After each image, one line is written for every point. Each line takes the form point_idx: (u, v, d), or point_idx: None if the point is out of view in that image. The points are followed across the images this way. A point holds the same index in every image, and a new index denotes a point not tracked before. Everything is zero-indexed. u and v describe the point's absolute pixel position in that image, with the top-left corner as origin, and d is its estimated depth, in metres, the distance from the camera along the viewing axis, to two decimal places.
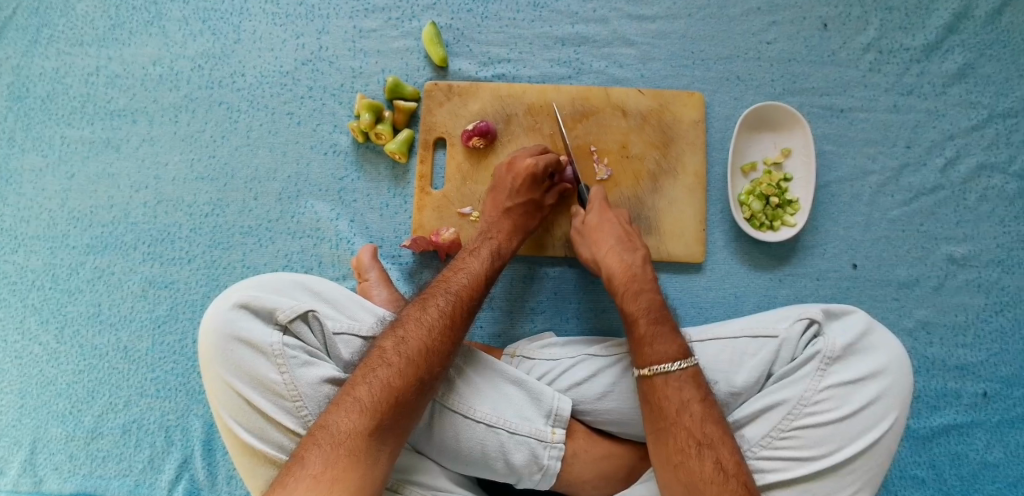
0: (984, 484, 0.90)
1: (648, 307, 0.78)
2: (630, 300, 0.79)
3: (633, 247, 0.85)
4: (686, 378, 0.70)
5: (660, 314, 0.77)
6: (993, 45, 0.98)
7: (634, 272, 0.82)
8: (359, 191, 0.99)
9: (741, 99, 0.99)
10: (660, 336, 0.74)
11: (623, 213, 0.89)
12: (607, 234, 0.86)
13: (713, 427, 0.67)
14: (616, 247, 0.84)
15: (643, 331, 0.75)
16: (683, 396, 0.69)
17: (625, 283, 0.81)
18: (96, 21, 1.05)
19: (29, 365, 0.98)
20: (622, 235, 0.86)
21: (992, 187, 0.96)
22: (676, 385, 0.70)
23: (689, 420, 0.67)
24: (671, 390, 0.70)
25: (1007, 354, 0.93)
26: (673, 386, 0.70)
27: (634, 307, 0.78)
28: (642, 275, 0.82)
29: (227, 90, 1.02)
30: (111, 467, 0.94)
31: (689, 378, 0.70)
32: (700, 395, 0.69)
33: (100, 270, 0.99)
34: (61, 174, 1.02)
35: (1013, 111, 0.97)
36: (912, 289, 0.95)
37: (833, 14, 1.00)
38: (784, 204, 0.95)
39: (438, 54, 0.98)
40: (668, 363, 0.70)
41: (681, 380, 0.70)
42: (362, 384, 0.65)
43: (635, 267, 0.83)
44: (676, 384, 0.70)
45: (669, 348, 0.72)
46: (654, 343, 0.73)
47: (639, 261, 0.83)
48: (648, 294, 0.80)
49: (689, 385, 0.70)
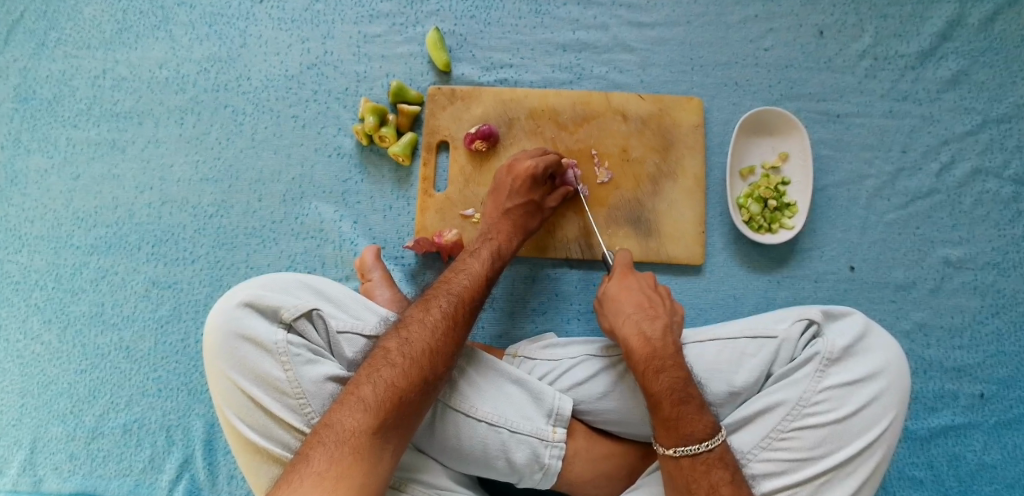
0: (982, 485, 0.91)
1: (672, 387, 0.71)
2: (652, 380, 0.73)
3: (654, 316, 0.79)
4: (715, 460, 0.67)
5: (685, 395, 0.71)
6: (986, 52, 1.00)
7: (654, 347, 0.75)
8: (363, 193, 1.00)
9: (739, 104, 1.01)
10: (686, 418, 0.69)
11: (645, 279, 0.85)
12: (625, 305, 0.81)
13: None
14: (634, 315, 0.79)
15: (668, 413, 0.70)
16: (712, 480, 0.66)
17: (646, 359, 0.75)
18: (102, 25, 1.06)
19: (31, 365, 0.98)
20: (641, 305, 0.80)
21: (987, 191, 0.97)
22: (703, 468, 0.67)
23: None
24: (699, 472, 0.67)
25: (1004, 355, 0.94)
26: (701, 468, 0.67)
27: (657, 388, 0.72)
28: (663, 350, 0.75)
29: (233, 94, 1.04)
30: (112, 467, 0.94)
31: (717, 460, 0.67)
32: (728, 476, 0.66)
33: (104, 270, 1.00)
34: (66, 175, 1.03)
35: (1008, 117, 0.98)
36: (909, 291, 0.96)
37: (829, 22, 1.02)
38: (781, 207, 0.96)
39: (442, 59, 1.00)
40: (696, 445, 0.67)
41: (709, 461, 0.67)
42: (366, 383, 0.65)
43: (655, 339, 0.76)
44: (703, 466, 0.67)
45: (697, 428, 0.69)
46: (681, 425, 0.69)
47: (660, 332, 0.77)
48: (673, 371, 0.73)
49: (717, 468, 0.67)
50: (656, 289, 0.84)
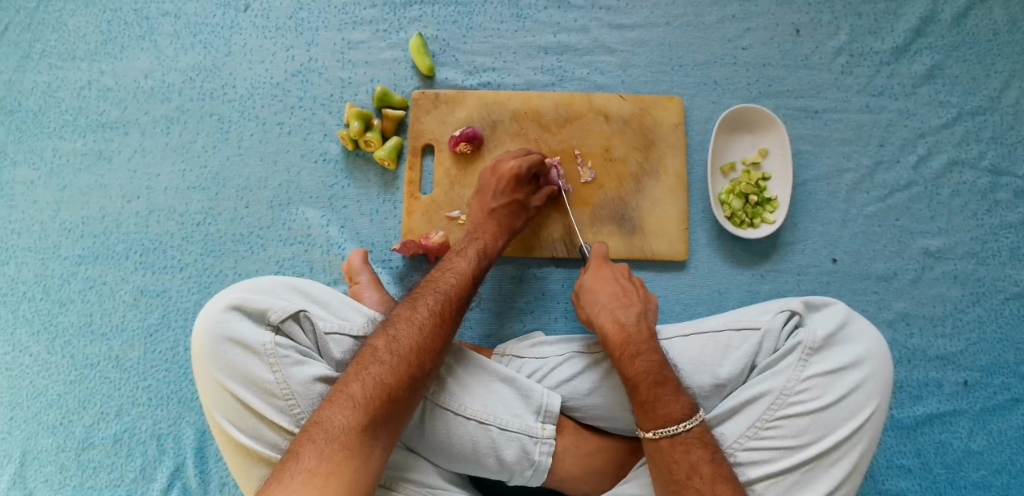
0: (969, 471, 0.92)
1: (648, 370, 0.73)
2: (628, 364, 0.75)
3: (628, 304, 0.81)
4: (693, 440, 0.69)
5: (661, 377, 0.73)
6: (959, 47, 1.02)
7: (629, 332, 0.78)
8: (350, 198, 1.01)
9: (719, 102, 1.02)
10: (664, 399, 0.71)
11: (622, 269, 0.87)
12: (602, 294, 0.83)
13: (725, 487, 0.66)
14: (609, 304, 0.82)
15: (645, 396, 0.72)
16: (692, 459, 0.68)
17: (620, 345, 0.77)
18: (87, 37, 1.07)
19: (19, 377, 0.98)
20: (616, 294, 0.83)
21: (964, 182, 0.99)
22: (683, 448, 0.69)
23: (700, 482, 0.66)
24: (679, 452, 0.69)
25: (985, 343, 0.96)
26: (681, 448, 0.69)
27: (633, 371, 0.74)
28: (638, 335, 0.78)
29: (219, 102, 1.05)
30: (103, 477, 0.94)
31: (696, 439, 0.69)
32: (708, 455, 0.68)
33: (92, 280, 1.00)
34: (53, 186, 1.03)
35: (982, 109, 1.00)
36: (891, 282, 0.97)
37: (805, 20, 1.04)
38: (763, 202, 0.98)
39: (425, 63, 1.01)
40: (673, 425, 0.69)
41: (688, 442, 0.69)
42: (355, 382, 0.66)
43: (629, 325, 0.78)
44: (683, 446, 0.69)
45: (675, 409, 0.70)
46: (658, 407, 0.71)
47: (634, 318, 0.79)
48: (648, 355, 0.75)
49: (697, 447, 0.69)
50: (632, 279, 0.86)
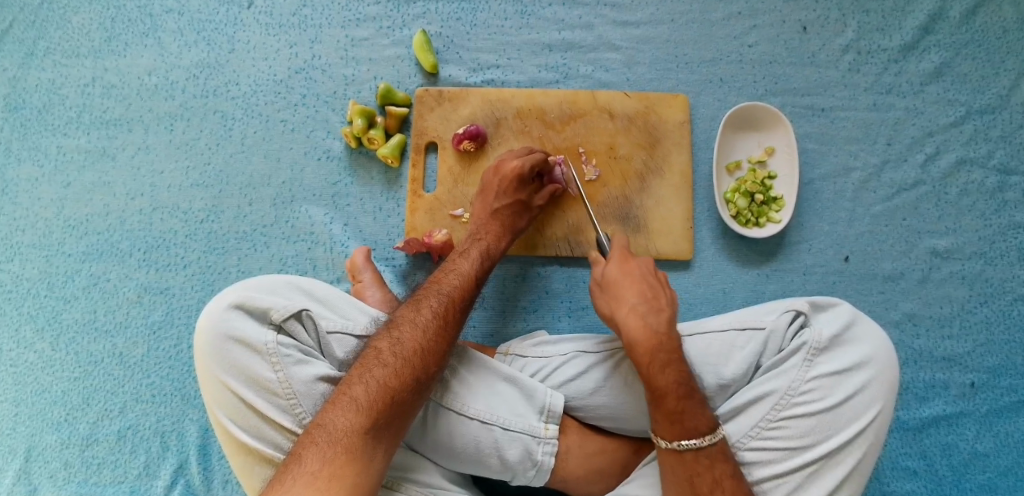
0: (975, 474, 0.91)
1: (677, 382, 0.71)
2: (658, 374, 0.71)
3: (658, 306, 0.77)
4: (717, 453, 0.69)
5: (689, 388, 0.71)
6: (968, 44, 1.01)
7: (661, 340, 0.73)
8: (353, 196, 1.01)
9: (724, 100, 1.01)
10: (691, 412, 0.70)
11: (647, 263, 0.83)
12: (629, 293, 0.78)
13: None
14: (639, 306, 0.77)
15: (672, 408, 0.70)
16: (715, 474, 0.69)
17: (650, 353, 0.73)
18: (91, 34, 1.07)
19: (24, 373, 0.98)
20: (646, 294, 0.78)
21: (972, 182, 0.98)
22: (707, 462, 0.69)
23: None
24: (702, 466, 0.69)
25: (993, 344, 0.95)
26: (704, 463, 0.69)
27: (663, 382, 0.71)
28: (669, 343, 0.74)
29: (222, 99, 1.04)
30: (106, 474, 0.94)
31: (718, 452, 0.69)
32: (729, 469, 0.69)
33: (96, 277, 1.00)
34: (58, 183, 1.03)
35: (991, 107, 0.99)
36: (897, 282, 0.96)
37: (812, 17, 1.03)
38: (768, 201, 0.97)
39: (429, 61, 1.01)
40: (700, 440, 0.69)
41: (711, 455, 0.69)
42: (358, 384, 0.66)
43: (661, 332, 0.74)
44: (706, 460, 0.69)
45: (702, 422, 0.70)
46: (686, 419, 0.69)
47: (665, 324, 0.75)
48: (677, 364, 0.72)
49: (718, 460, 0.69)
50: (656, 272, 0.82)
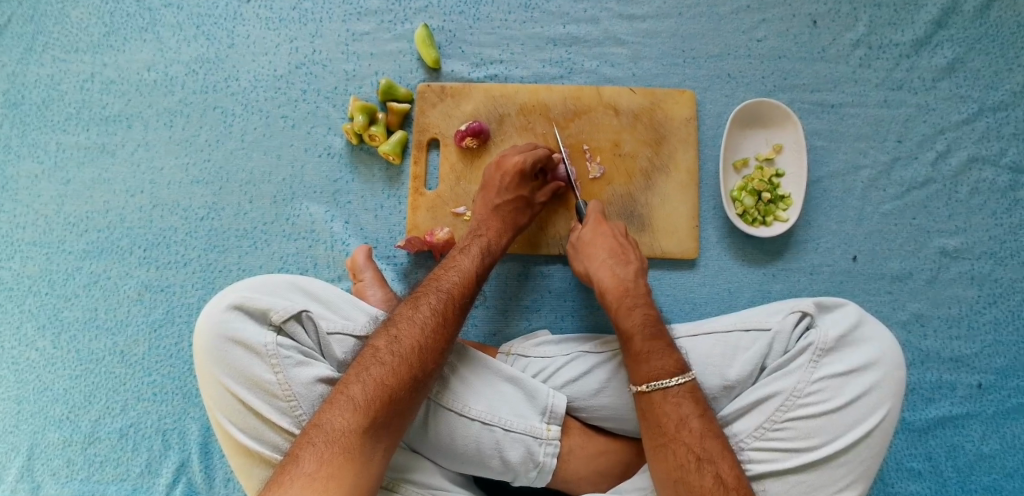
0: (981, 476, 0.90)
1: (643, 322, 0.76)
2: (625, 316, 0.77)
3: (626, 260, 0.83)
4: (684, 393, 0.69)
5: (656, 331, 0.75)
6: (982, 39, 0.98)
7: (627, 286, 0.80)
8: (354, 193, 0.99)
9: (732, 96, 1.00)
10: (656, 351, 0.72)
11: (620, 225, 0.88)
12: (601, 248, 0.84)
13: (712, 442, 0.66)
14: (608, 260, 0.83)
15: (638, 347, 0.73)
16: (681, 412, 0.68)
17: (618, 299, 0.79)
18: (90, 28, 1.05)
19: (26, 371, 0.98)
20: (615, 249, 0.84)
21: (983, 180, 0.96)
22: (674, 401, 0.69)
23: (688, 435, 0.66)
24: (669, 406, 0.69)
25: (1002, 345, 0.93)
26: (672, 402, 0.69)
27: (630, 323, 0.76)
28: (635, 290, 0.80)
29: (222, 95, 1.03)
30: (108, 471, 0.95)
31: (687, 393, 0.69)
32: (698, 410, 0.68)
33: (97, 275, 1.00)
34: (57, 180, 1.02)
35: (1004, 104, 0.97)
36: (906, 282, 0.95)
37: (822, 11, 1.01)
38: (776, 199, 0.95)
39: (431, 55, 0.99)
40: (666, 378, 0.70)
41: (679, 395, 0.69)
42: (355, 383, 0.65)
43: (628, 281, 0.81)
44: (674, 400, 0.69)
45: (668, 362, 0.71)
46: (651, 358, 0.72)
47: (632, 274, 0.82)
48: (643, 309, 0.78)
49: (687, 401, 0.69)
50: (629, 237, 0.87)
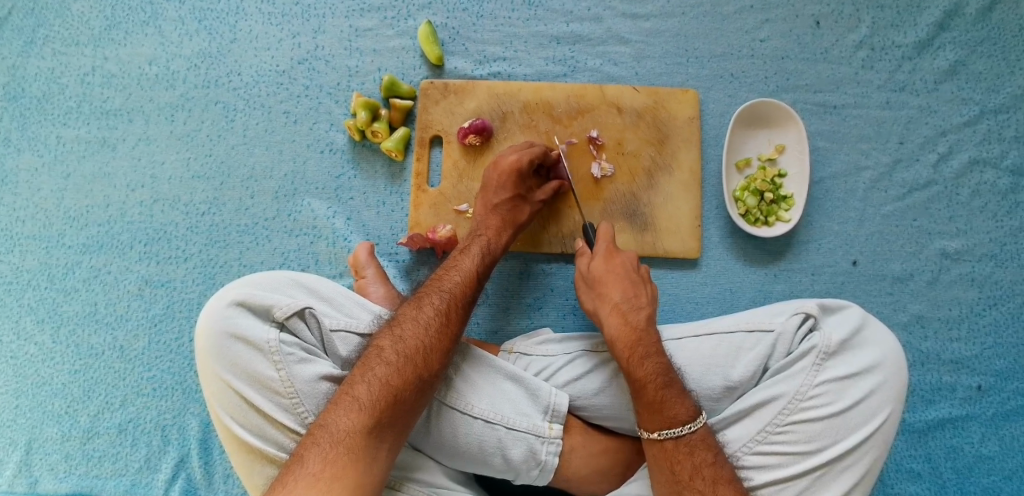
0: (980, 477, 0.91)
1: (656, 371, 0.73)
2: (637, 366, 0.74)
3: (638, 305, 0.80)
4: (697, 441, 0.69)
5: (668, 379, 0.72)
6: (984, 42, 0.99)
7: (639, 335, 0.77)
8: (356, 189, 0.99)
9: (735, 96, 1.00)
10: (670, 401, 0.70)
11: (630, 258, 0.86)
12: (612, 287, 0.82)
13: (726, 489, 0.66)
14: (620, 305, 0.80)
15: (652, 397, 0.71)
16: (695, 461, 0.68)
17: (630, 347, 0.76)
18: (91, 22, 1.05)
19: (24, 366, 0.97)
20: (626, 288, 0.82)
21: (985, 182, 0.96)
22: (687, 449, 0.69)
23: (703, 484, 0.66)
24: (683, 454, 0.69)
25: (1001, 347, 0.94)
26: (685, 450, 0.69)
27: (642, 373, 0.73)
28: (647, 338, 0.77)
29: (224, 90, 1.03)
30: (107, 467, 0.94)
31: (699, 441, 0.69)
32: (711, 458, 0.68)
33: (96, 270, 0.99)
34: (57, 174, 1.02)
35: (1005, 107, 0.97)
36: (907, 283, 0.95)
37: (825, 12, 1.01)
38: (778, 199, 0.95)
39: (434, 52, 0.99)
40: (679, 428, 0.69)
41: (692, 443, 0.69)
42: (360, 383, 0.65)
43: (639, 327, 0.78)
44: (687, 447, 0.69)
45: (681, 410, 0.70)
46: (664, 409, 0.70)
47: (644, 321, 0.79)
48: (656, 358, 0.74)
49: (700, 448, 0.69)
50: (640, 270, 0.85)
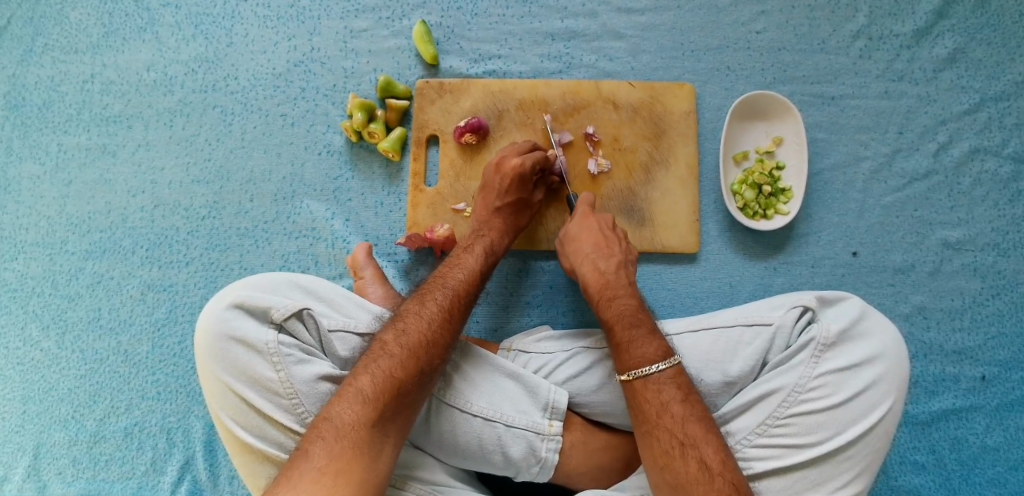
0: (985, 468, 0.90)
1: (622, 312, 0.76)
2: (606, 307, 0.78)
3: (609, 253, 0.83)
4: (666, 380, 0.69)
5: (635, 319, 0.75)
6: (984, 29, 0.98)
7: (608, 279, 0.80)
8: (354, 190, 1.00)
9: (732, 89, 0.99)
10: (636, 340, 0.73)
11: (606, 218, 0.88)
12: (584, 243, 0.85)
13: (695, 425, 0.65)
14: (591, 253, 0.83)
15: (619, 337, 0.74)
16: (663, 398, 0.67)
17: (600, 291, 0.80)
18: (89, 29, 1.06)
19: (30, 371, 0.98)
20: (598, 242, 0.84)
21: (986, 171, 0.96)
22: (655, 387, 0.68)
23: (671, 421, 0.65)
24: (651, 392, 0.68)
25: (1005, 337, 0.93)
26: (652, 388, 0.68)
27: (610, 313, 0.77)
28: (616, 281, 0.80)
29: (221, 94, 1.03)
30: (115, 470, 0.95)
31: (668, 379, 0.69)
32: (680, 395, 0.67)
33: (100, 275, 1.00)
34: (59, 181, 1.03)
35: (1006, 95, 0.96)
36: (908, 274, 0.95)
37: (821, 3, 1.00)
38: (776, 192, 0.95)
39: (429, 52, 0.99)
40: (647, 366, 0.69)
41: (660, 381, 0.68)
42: (364, 376, 0.65)
43: (608, 273, 0.81)
44: (655, 386, 0.68)
45: (648, 349, 0.71)
46: (631, 347, 0.72)
47: (614, 266, 0.82)
48: (624, 299, 0.78)
49: (668, 386, 0.68)
50: (615, 229, 0.88)
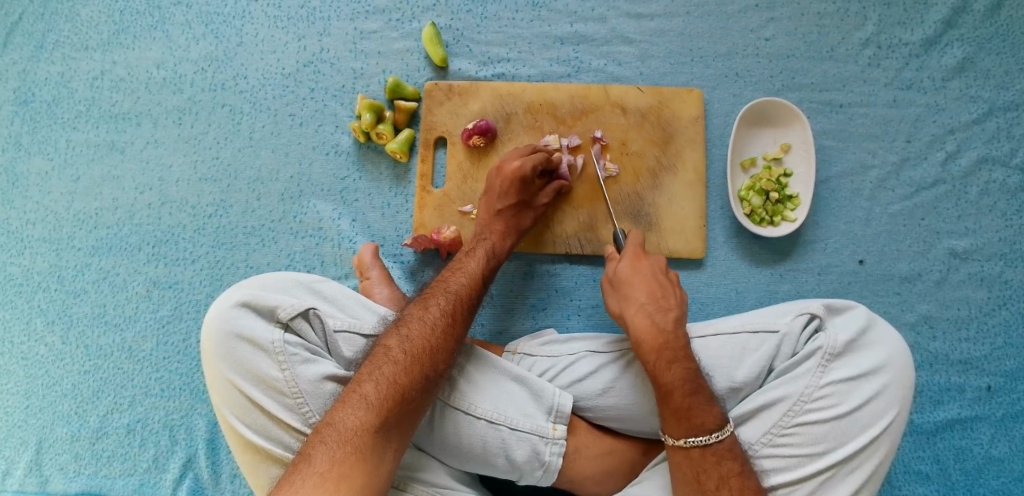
0: (990, 479, 0.90)
1: (683, 378, 0.71)
2: (663, 371, 0.72)
3: (666, 306, 0.78)
4: (724, 450, 0.68)
5: (695, 386, 0.71)
6: (993, 39, 0.98)
7: (667, 338, 0.74)
8: (361, 191, 1.00)
9: (740, 95, 0.99)
10: (697, 408, 0.69)
11: (658, 261, 0.83)
12: (638, 291, 0.79)
13: None
14: (646, 304, 0.78)
15: (678, 404, 0.70)
16: (722, 471, 0.67)
17: (656, 350, 0.74)
18: (100, 26, 1.06)
19: (34, 366, 0.99)
20: (653, 292, 0.79)
21: (994, 181, 0.95)
22: (714, 459, 0.68)
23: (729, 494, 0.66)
24: (709, 463, 0.68)
25: (1011, 348, 0.93)
26: (711, 460, 0.68)
27: (669, 378, 0.71)
28: (675, 341, 0.74)
29: (230, 93, 1.03)
30: (116, 466, 0.95)
31: (726, 450, 0.68)
32: (737, 468, 0.67)
33: (106, 271, 1.01)
34: (67, 177, 1.03)
35: (1014, 105, 0.96)
36: (914, 283, 0.94)
37: (830, 11, 1.00)
38: (784, 199, 0.95)
39: (438, 54, 0.99)
40: (705, 437, 0.68)
41: (718, 453, 0.68)
42: (367, 382, 0.65)
43: (667, 330, 0.75)
44: (713, 457, 0.68)
45: (708, 419, 0.69)
46: (692, 416, 0.69)
47: (671, 323, 0.76)
48: (684, 363, 0.73)
49: (726, 458, 0.68)
50: (668, 273, 0.82)
